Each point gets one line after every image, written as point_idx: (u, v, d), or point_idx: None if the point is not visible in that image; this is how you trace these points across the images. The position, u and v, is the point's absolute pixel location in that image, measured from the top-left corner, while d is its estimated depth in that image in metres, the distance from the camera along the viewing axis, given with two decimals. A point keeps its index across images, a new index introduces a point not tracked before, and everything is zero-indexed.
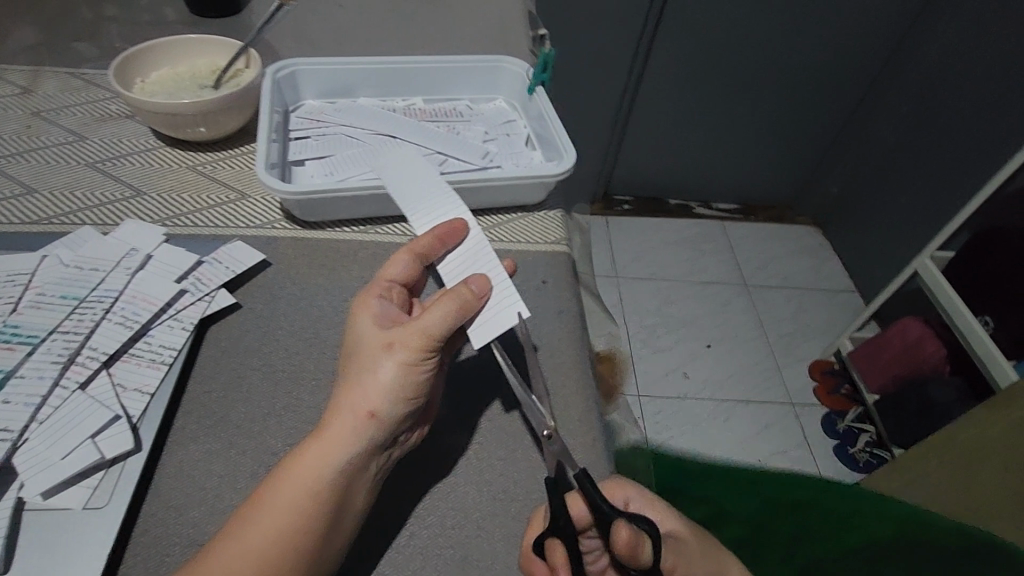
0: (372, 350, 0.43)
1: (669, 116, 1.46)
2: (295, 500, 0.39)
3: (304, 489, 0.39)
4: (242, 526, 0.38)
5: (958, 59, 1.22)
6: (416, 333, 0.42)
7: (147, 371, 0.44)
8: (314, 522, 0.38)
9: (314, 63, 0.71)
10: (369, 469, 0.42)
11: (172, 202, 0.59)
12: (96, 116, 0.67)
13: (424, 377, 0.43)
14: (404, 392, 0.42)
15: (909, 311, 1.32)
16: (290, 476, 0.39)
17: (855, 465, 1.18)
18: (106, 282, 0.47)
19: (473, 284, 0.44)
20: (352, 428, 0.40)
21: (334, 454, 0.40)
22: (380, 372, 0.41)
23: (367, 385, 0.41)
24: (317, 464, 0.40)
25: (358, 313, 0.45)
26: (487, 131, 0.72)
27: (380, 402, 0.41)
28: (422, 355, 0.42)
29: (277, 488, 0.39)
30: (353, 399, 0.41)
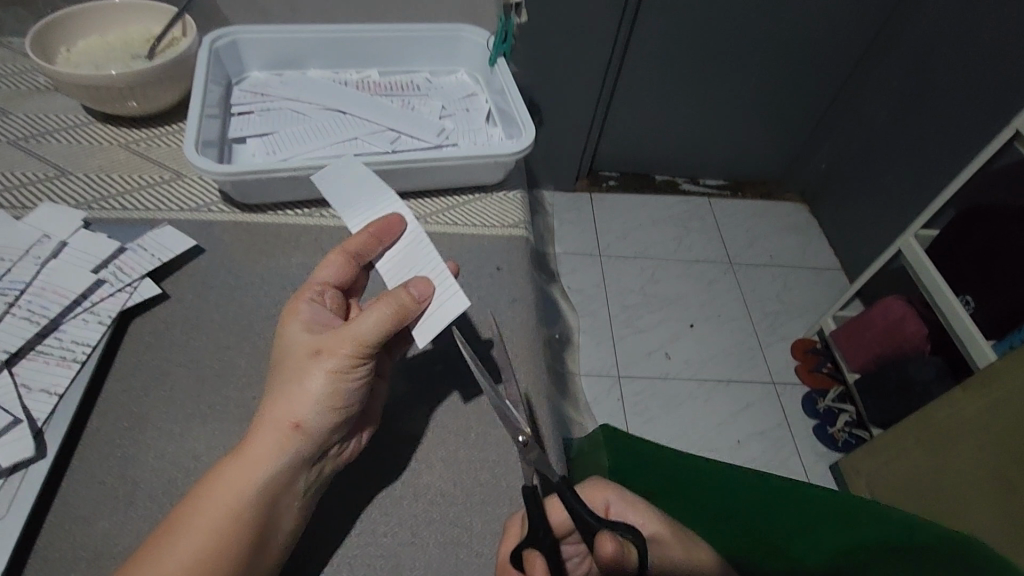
0: (298, 356, 0.40)
1: (655, 90, 1.41)
2: (217, 519, 0.36)
3: (225, 507, 0.36)
4: (155, 552, 0.35)
5: (953, 29, 1.16)
6: (346, 340, 0.40)
7: (56, 369, 0.42)
8: (238, 542, 0.36)
9: (257, 31, 0.66)
10: (297, 485, 0.39)
11: (100, 183, 0.55)
12: (20, 88, 0.62)
13: (355, 385, 0.41)
14: (334, 400, 0.40)
15: (892, 290, 1.30)
16: (205, 498, 0.37)
17: (833, 445, 1.18)
18: (13, 271, 0.45)
19: (412, 286, 0.41)
20: (274, 442, 0.38)
21: (257, 469, 0.37)
22: (307, 381, 0.39)
23: (292, 396, 0.39)
24: (239, 480, 0.37)
25: (286, 317, 0.43)
26: (444, 107, 0.68)
27: (306, 412, 0.39)
28: (352, 363, 0.40)
29: (196, 507, 0.36)
30: (277, 408, 0.39)
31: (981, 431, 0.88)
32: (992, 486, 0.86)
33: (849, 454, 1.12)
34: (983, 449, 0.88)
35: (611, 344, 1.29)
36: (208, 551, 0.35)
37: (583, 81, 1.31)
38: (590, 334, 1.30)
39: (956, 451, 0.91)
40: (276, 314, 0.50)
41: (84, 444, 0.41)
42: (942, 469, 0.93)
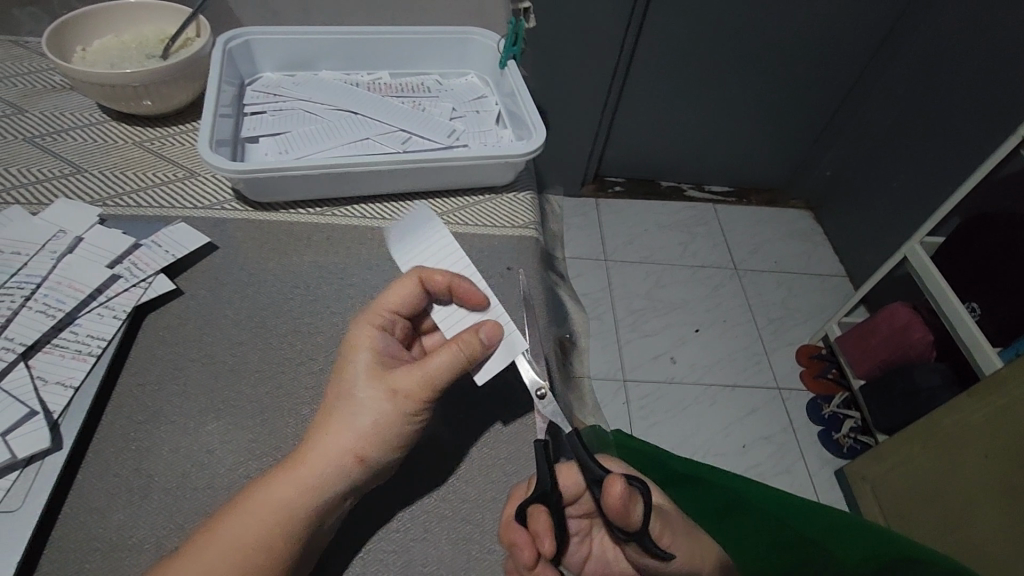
0: (368, 389, 0.40)
1: (662, 96, 1.41)
2: (257, 537, 0.36)
3: (269, 528, 0.36)
4: (183, 557, 0.35)
5: (961, 37, 1.16)
6: (419, 382, 0.40)
7: (71, 363, 0.42)
8: (276, 559, 0.36)
9: (270, 32, 0.66)
10: (340, 509, 0.40)
11: (115, 180, 0.56)
12: (37, 87, 0.63)
13: (417, 424, 0.41)
14: (395, 437, 0.40)
15: (898, 296, 1.30)
16: (246, 509, 0.37)
17: (839, 450, 1.18)
18: (29, 267, 0.46)
19: (481, 330, 0.41)
20: (337, 474, 0.38)
21: (310, 495, 0.37)
22: (376, 417, 0.39)
23: (359, 430, 0.39)
24: (287, 501, 0.37)
25: (357, 345, 0.42)
26: (455, 108, 0.68)
27: (373, 448, 0.39)
28: (419, 405, 0.40)
29: (231, 518, 0.36)
30: (339, 438, 0.39)
31: (985, 438, 0.87)
32: (996, 492, 0.85)
33: (855, 460, 1.11)
34: (988, 457, 0.87)
35: (616, 348, 1.29)
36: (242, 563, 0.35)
37: (590, 86, 1.32)
38: (595, 338, 1.30)
39: (960, 457, 0.91)
40: (288, 311, 0.51)
41: (98, 438, 0.42)
42: (947, 476, 0.93)
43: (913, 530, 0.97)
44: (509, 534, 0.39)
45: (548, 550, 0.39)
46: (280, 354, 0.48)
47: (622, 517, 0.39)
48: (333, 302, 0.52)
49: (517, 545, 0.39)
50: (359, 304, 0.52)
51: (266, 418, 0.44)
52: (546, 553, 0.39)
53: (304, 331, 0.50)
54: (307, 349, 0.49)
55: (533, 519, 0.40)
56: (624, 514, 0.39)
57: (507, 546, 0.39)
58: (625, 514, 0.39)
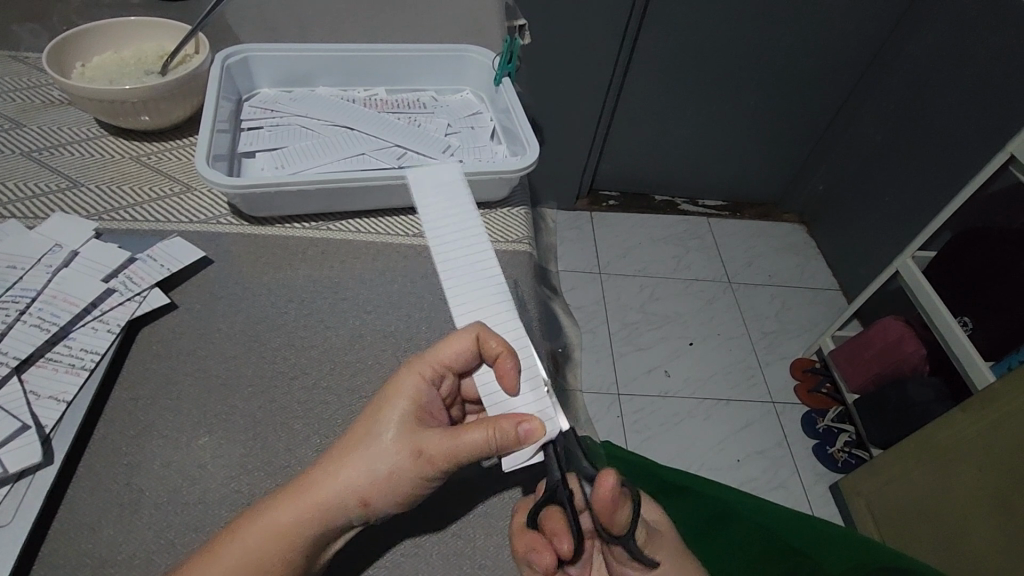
0: (395, 440, 0.39)
1: (656, 111, 1.43)
2: (254, 559, 0.36)
3: (265, 551, 0.37)
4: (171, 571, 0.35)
5: (946, 55, 1.19)
6: (447, 452, 0.39)
7: (64, 377, 0.42)
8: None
9: (269, 49, 0.67)
10: (333, 542, 0.40)
11: (112, 195, 0.56)
12: (36, 101, 0.63)
13: (430, 486, 0.40)
14: (405, 495, 0.39)
15: (890, 310, 1.31)
16: (248, 530, 0.37)
17: (833, 464, 1.18)
18: (24, 281, 0.46)
19: (522, 423, 0.38)
20: (340, 512, 0.38)
21: (310, 529, 0.37)
22: (394, 474, 0.38)
23: (372, 476, 0.38)
24: (286, 531, 0.37)
25: (396, 389, 0.41)
26: (450, 124, 0.69)
27: (381, 497, 0.38)
28: (437, 472, 0.39)
29: (231, 536, 0.37)
30: (353, 483, 0.38)
31: (982, 453, 0.87)
32: (990, 507, 0.85)
33: (849, 474, 1.12)
34: (982, 472, 0.87)
35: (611, 361, 1.29)
36: None
37: (585, 100, 1.33)
38: (590, 351, 1.30)
39: (954, 471, 0.91)
40: (283, 325, 0.51)
41: (90, 452, 0.42)
42: (942, 491, 0.93)
43: (907, 544, 0.97)
44: (523, 541, 0.40)
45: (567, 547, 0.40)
46: (274, 368, 0.48)
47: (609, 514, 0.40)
48: (328, 316, 0.52)
49: (534, 551, 0.39)
50: (354, 318, 0.53)
51: (259, 433, 0.44)
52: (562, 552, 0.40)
53: (299, 345, 0.50)
54: (301, 363, 0.49)
55: (549, 519, 0.40)
56: (613, 512, 0.40)
57: (519, 552, 0.40)
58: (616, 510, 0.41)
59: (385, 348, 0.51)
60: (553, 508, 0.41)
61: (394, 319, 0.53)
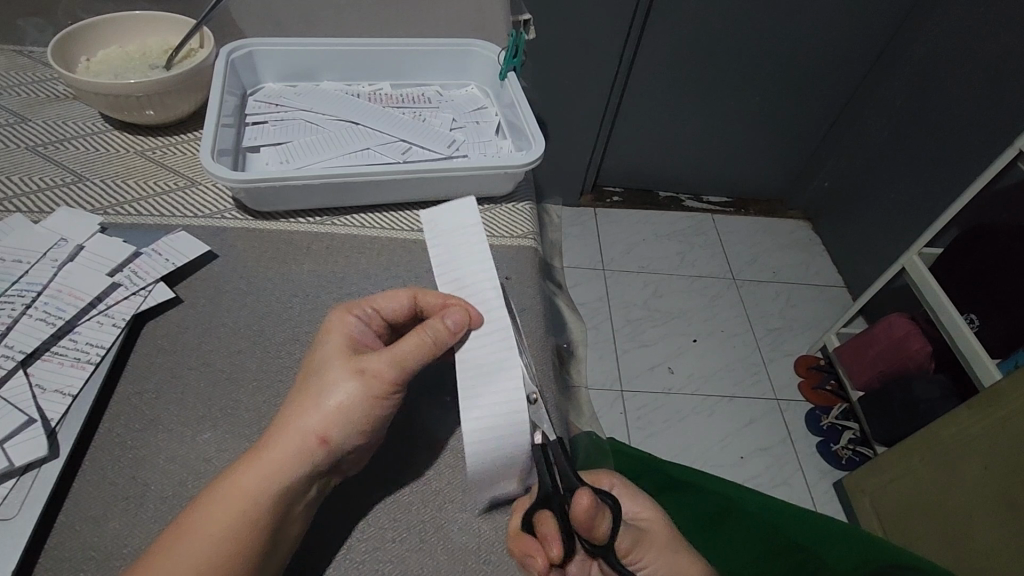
0: (338, 369, 0.40)
1: (660, 107, 1.42)
2: (231, 523, 0.35)
3: (241, 512, 0.36)
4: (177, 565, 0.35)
5: (955, 51, 1.18)
6: (391, 361, 0.40)
7: (70, 371, 0.43)
8: (252, 547, 0.36)
9: (273, 44, 0.67)
10: (303, 498, 0.39)
11: (116, 189, 0.56)
12: (41, 96, 0.63)
13: (385, 407, 0.41)
14: (361, 425, 0.40)
15: (896, 307, 1.30)
16: (224, 497, 0.36)
17: (838, 462, 1.18)
18: (30, 275, 0.46)
19: (450, 316, 0.41)
20: (301, 452, 0.38)
21: (277, 475, 0.37)
22: (346, 399, 0.39)
23: (324, 407, 0.39)
24: (258, 484, 0.37)
25: (332, 329, 0.43)
26: (455, 118, 0.69)
27: (337, 429, 0.39)
28: (389, 387, 0.40)
29: (210, 505, 0.36)
30: (307, 415, 0.39)
31: (987, 449, 0.87)
32: (995, 505, 0.85)
33: (853, 472, 1.11)
34: (987, 469, 0.87)
35: (614, 358, 1.29)
36: (221, 555, 0.35)
37: (589, 97, 1.33)
38: (593, 348, 1.30)
39: (961, 468, 0.90)
40: (287, 319, 0.51)
41: (94, 447, 0.41)
42: (947, 489, 0.92)
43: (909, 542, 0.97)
44: (521, 544, 0.39)
45: (557, 554, 0.37)
46: (278, 363, 0.48)
47: (591, 530, 0.38)
48: (332, 312, 0.52)
49: (528, 552, 0.39)
50: None
51: (263, 427, 0.44)
52: (553, 561, 0.37)
53: (301, 341, 0.50)
54: (306, 358, 0.49)
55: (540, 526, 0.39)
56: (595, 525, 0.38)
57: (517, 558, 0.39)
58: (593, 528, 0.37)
59: None
60: (545, 513, 0.39)
61: None
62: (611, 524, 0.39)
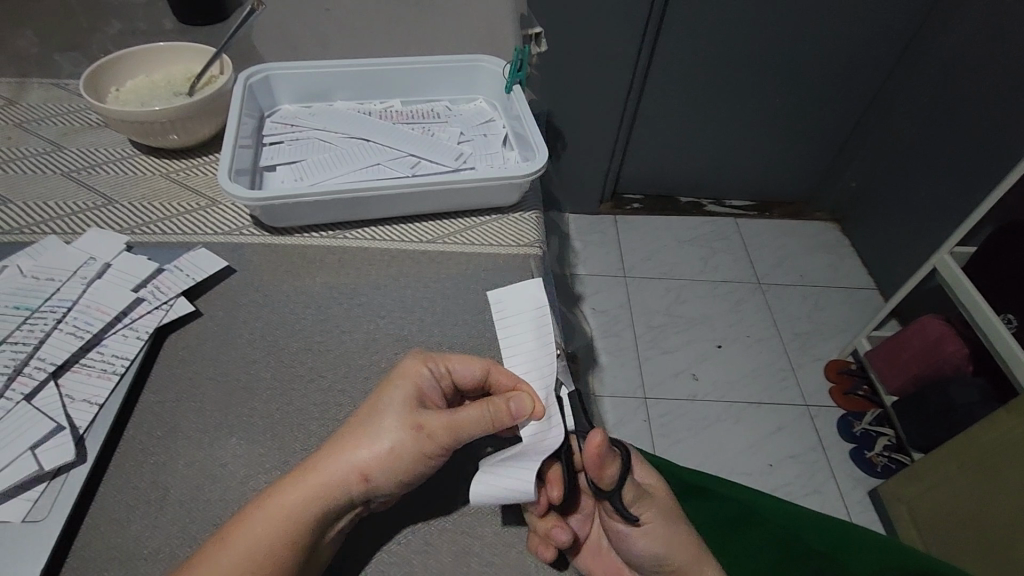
0: (397, 416, 0.41)
1: (678, 114, 1.43)
2: (264, 540, 0.37)
3: (275, 531, 0.38)
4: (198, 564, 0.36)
5: (980, 46, 1.15)
6: (446, 424, 0.41)
7: (97, 381, 0.45)
8: (282, 565, 0.37)
9: (289, 68, 0.70)
10: (333, 529, 0.40)
11: (143, 210, 0.59)
12: (75, 125, 0.67)
13: (430, 466, 0.42)
14: (404, 476, 0.41)
15: (930, 308, 1.26)
16: (261, 512, 0.38)
17: (872, 470, 1.14)
18: (61, 292, 0.49)
19: (514, 401, 0.42)
20: (343, 487, 0.39)
21: (317, 504, 0.38)
22: (397, 449, 0.40)
23: (377, 449, 0.40)
24: (297, 509, 0.38)
25: (403, 371, 0.44)
26: (463, 132, 0.70)
27: (382, 474, 0.40)
28: (438, 449, 0.41)
29: (246, 520, 0.38)
30: (358, 453, 0.40)
31: None
32: None
33: (889, 480, 1.08)
34: None
35: (636, 365, 1.28)
36: (252, 565, 0.37)
37: (605, 106, 1.34)
38: (615, 356, 1.29)
39: (1000, 473, 0.87)
40: (302, 330, 0.53)
41: (118, 454, 0.44)
42: (986, 495, 0.89)
43: (944, 551, 0.94)
44: None
45: (556, 497, 0.45)
46: (292, 371, 0.50)
47: (596, 470, 0.43)
48: (344, 322, 0.54)
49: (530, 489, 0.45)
50: (369, 322, 0.54)
51: (277, 433, 0.46)
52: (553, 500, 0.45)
53: (316, 352, 0.52)
54: (324, 368, 0.51)
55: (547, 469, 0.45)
56: (600, 469, 0.43)
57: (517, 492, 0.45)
58: (598, 468, 0.43)
59: (395, 350, 0.53)
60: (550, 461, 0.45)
61: (408, 322, 0.55)
62: (618, 471, 0.44)
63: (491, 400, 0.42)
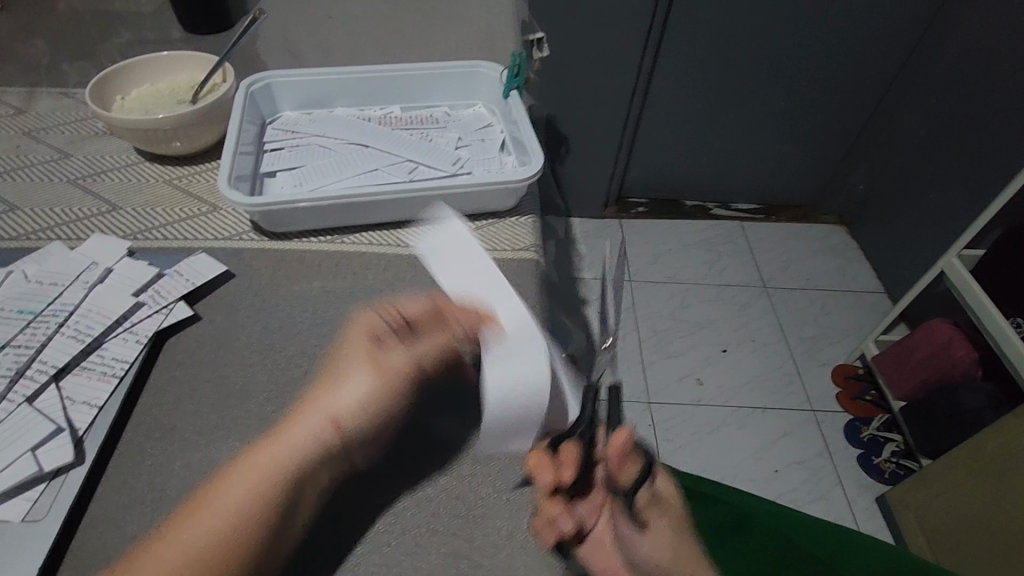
0: (356, 361, 0.45)
1: (683, 118, 1.43)
2: (248, 494, 0.39)
3: (256, 482, 0.40)
4: (189, 532, 0.39)
5: (987, 48, 1.15)
6: (400, 352, 0.45)
7: (97, 383, 0.46)
8: (268, 510, 0.39)
9: (289, 75, 0.71)
10: (319, 482, 0.42)
11: (146, 216, 0.60)
12: (82, 133, 0.69)
13: (399, 398, 0.45)
14: (375, 412, 0.44)
15: (939, 312, 1.25)
16: (242, 474, 0.41)
17: (881, 475, 1.13)
18: (63, 297, 0.50)
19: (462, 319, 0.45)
20: (315, 433, 0.42)
21: (294, 451, 0.41)
22: (358, 386, 0.44)
23: (341, 392, 0.44)
24: (273, 459, 0.41)
25: (355, 324, 0.48)
26: (461, 138, 0.71)
27: (351, 412, 0.43)
28: (399, 377, 0.45)
29: (231, 484, 0.40)
30: (323, 400, 0.44)
31: None
32: None
33: (897, 486, 1.07)
34: None
35: (641, 370, 1.28)
36: (237, 518, 0.39)
37: (608, 111, 1.34)
38: (619, 360, 1.29)
39: (1007, 482, 0.86)
40: (300, 334, 0.53)
41: (117, 455, 0.45)
42: (993, 504, 0.88)
43: (953, 561, 0.93)
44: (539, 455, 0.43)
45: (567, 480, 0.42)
46: (289, 375, 0.50)
47: (617, 469, 0.44)
48: (341, 326, 0.55)
49: (543, 466, 0.42)
50: None
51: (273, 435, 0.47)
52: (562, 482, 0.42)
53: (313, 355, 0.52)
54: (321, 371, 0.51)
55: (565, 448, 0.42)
56: (621, 466, 0.44)
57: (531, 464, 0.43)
58: (615, 465, 0.44)
59: None
60: (571, 440, 0.42)
61: None
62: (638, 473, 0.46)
63: (439, 320, 0.47)
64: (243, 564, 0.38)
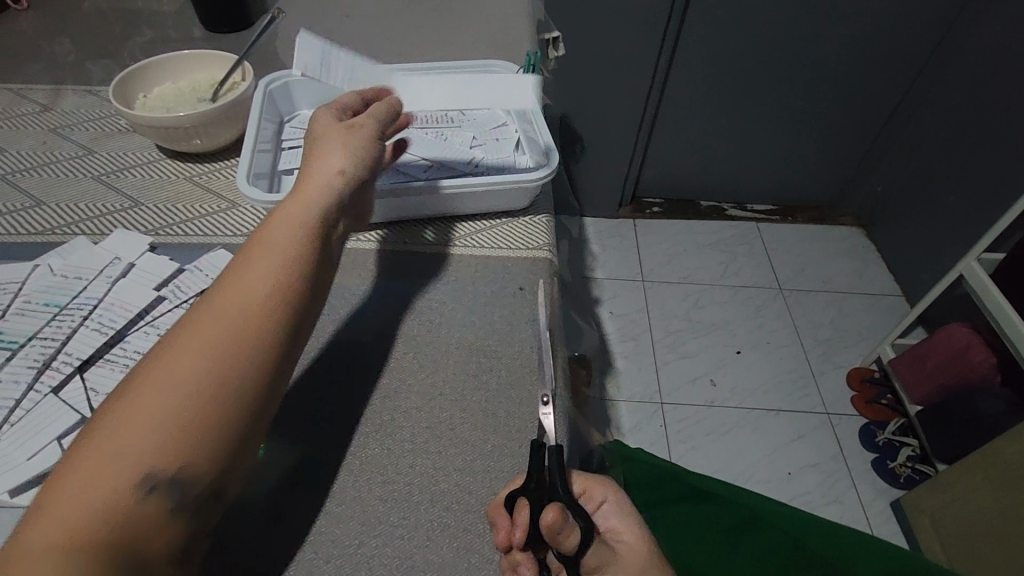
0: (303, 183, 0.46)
1: (698, 118, 1.42)
2: (235, 312, 0.37)
3: (241, 302, 0.38)
4: (177, 372, 0.34)
5: (1010, 48, 1.13)
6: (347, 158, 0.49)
7: (119, 375, 0.47)
8: (264, 318, 0.38)
9: (307, 75, 0.72)
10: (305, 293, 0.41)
11: (167, 212, 0.62)
12: (106, 130, 0.70)
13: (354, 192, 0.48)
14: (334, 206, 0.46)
15: (958, 316, 1.23)
16: (215, 306, 0.38)
17: (895, 480, 1.12)
18: (88, 290, 0.52)
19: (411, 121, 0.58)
20: (281, 240, 0.42)
21: (269, 261, 0.41)
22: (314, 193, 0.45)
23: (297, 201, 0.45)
24: (251, 277, 0.39)
25: (288, 199, 0.45)
26: (477, 137, 0.70)
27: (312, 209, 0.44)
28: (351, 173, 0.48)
29: (205, 320, 0.37)
30: (281, 219, 0.44)
31: None
32: None
33: (912, 491, 1.05)
34: None
35: (653, 370, 1.28)
36: (232, 333, 0.36)
37: (623, 111, 1.34)
38: (632, 360, 1.29)
39: None
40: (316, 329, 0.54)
41: None
42: (1012, 511, 0.86)
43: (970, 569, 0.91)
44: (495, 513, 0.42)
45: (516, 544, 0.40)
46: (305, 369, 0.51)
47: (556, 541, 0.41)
48: (356, 322, 0.55)
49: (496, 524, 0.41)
50: (381, 323, 0.55)
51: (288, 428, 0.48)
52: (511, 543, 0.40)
53: (328, 350, 0.53)
54: (337, 366, 0.52)
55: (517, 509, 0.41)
56: (560, 539, 0.41)
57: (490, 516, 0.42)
58: (556, 538, 0.41)
59: (403, 350, 0.54)
60: (521, 501, 0.41)
61: (419, 323, 0.56)
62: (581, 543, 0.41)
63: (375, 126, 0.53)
64: (239, 406, 0.35)
